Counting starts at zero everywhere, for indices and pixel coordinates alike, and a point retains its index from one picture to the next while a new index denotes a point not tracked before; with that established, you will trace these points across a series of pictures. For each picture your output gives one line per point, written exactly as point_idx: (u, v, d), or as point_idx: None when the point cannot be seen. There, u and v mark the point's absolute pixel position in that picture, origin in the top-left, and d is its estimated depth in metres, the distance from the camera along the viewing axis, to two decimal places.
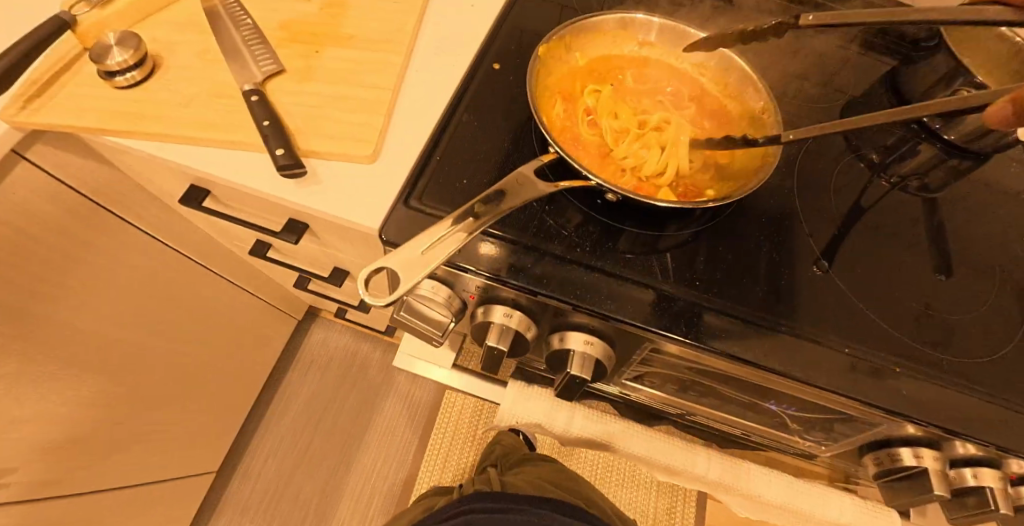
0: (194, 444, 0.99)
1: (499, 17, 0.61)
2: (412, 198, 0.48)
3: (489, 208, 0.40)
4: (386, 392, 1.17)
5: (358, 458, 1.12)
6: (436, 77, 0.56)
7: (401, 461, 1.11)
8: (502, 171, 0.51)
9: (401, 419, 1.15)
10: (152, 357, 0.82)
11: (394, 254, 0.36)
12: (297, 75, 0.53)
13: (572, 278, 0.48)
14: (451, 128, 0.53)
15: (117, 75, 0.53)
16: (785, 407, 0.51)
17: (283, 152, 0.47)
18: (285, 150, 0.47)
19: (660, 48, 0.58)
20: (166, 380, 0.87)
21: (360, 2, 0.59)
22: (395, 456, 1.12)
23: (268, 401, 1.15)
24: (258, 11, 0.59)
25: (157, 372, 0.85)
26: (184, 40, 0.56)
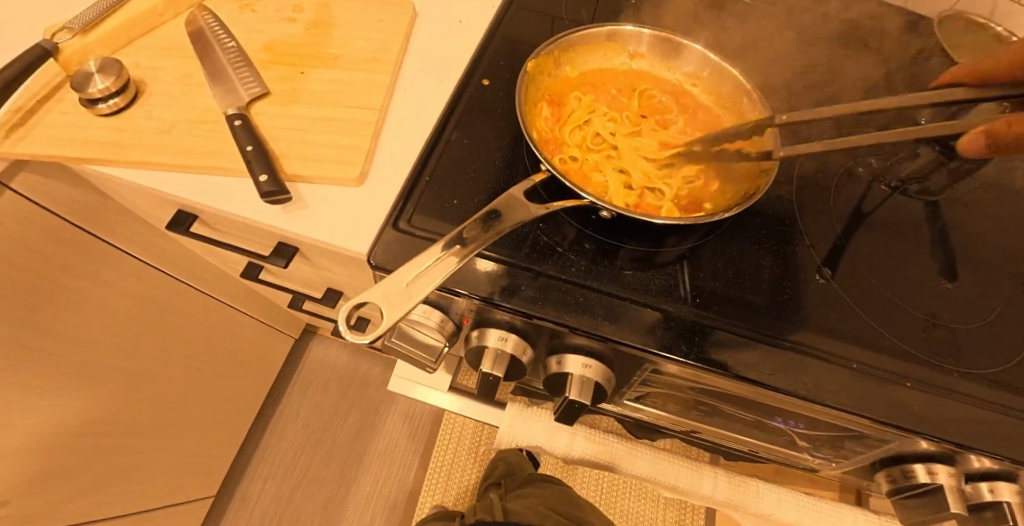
0: (191, 470, 0.97)
1: (486, 32, 0.60)
2: (400, 220, 0.47)
3: (482, 232, 0.39)
4: (386, 410, 1.15)
5: (358, 480, 1.09)
6: (424, 96, 0.55)
7: (402, 482, 1.09)
8: (493, 190, 0.50)
9: (401, 438, 1.13)
10: (145, 384, 0.81)
11: (383, 283, 0.35)
12: (283, 97, 0.52)
13: (567, 299, 0.46)
14: (440, 147, 0.52)
15: (99, 102, 0.52)
16: (793, 425, 0.49)
17: (266, 178, 0.46)
18: (269, 176, 0.46)
19: (651, 60, 0.57)
20: (160, 407, 0.85)
21: (345, 22, 0.59)
22: (396, 477, 1.10)
23: (266, 422, 1.13)
24: (242, 33, 0.58)
25: (151, 399, 0.83)
26: (168, 66, 0.56)
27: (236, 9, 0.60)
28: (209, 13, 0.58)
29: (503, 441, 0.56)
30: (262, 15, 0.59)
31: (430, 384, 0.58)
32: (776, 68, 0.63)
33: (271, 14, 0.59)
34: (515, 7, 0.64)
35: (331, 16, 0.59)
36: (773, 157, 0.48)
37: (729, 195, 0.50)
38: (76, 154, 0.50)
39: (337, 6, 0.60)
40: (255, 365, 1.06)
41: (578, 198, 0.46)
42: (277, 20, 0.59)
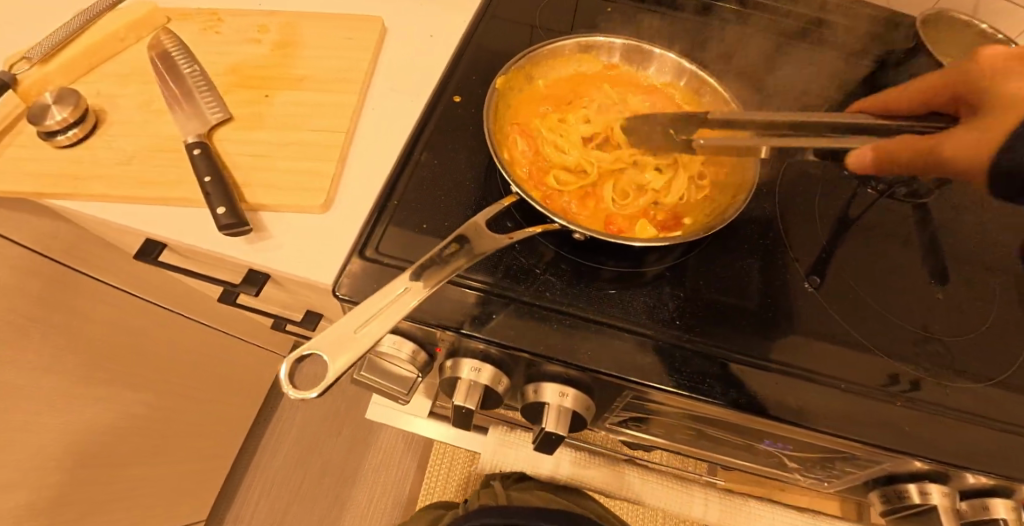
0: (180, 496, 0.95)
1: (458, 46, 0.59)
2: (367, 248, 0.45)
3: (442, 264, 0.37)
4: (379, 426, 1.14)
5: (351, 497, 1.07)
6: (395, 117, 0.53)
7: (397, 498, 1.07)
8: (463, 212, 0.48)
9: (395, 454, 1.11)
10: (127, 412, 0.79)
11: (335, 325, 0.33)
12: (246, 122, 0.51)
13: (541, 327, 0.45)
14: (409, 169, 0.50)
15: (58, 134, 0.50)
16: (780, 447, 0.47)
17: (224, 210, 0.43)
18: (227, 209, 0.44)
19: (625, 70, 0.55)
20: (145, 434, 0.83)
21: (311, 41, 0.57)
22: (391, 494, 1.08)
23: (258, 441, 1.12)
24: (206, 55, 0.56)
25: (135, 427, 0.81)
26: (130, 92, 0.54)
27: (200, 31, 0.58)
28: (172, 36, 0.57)
29: (487, 466, 0.55)
30: (227, 37, 0.58)
31: (412, 411, 0.57)
32: (757, 73, 0.61)
33: (236, 35, 0.58)
34: (488, 18, 0.62)
35: (298, 35, 0.57)
36: (751, 170, 0.46)
37: (709, 209, 0.48)
38: (34, 189, 0.48)
39: (304, 25, 0.58)
40: (243, 384, 1.04)
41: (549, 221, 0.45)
42: (242, 41, 0.57)
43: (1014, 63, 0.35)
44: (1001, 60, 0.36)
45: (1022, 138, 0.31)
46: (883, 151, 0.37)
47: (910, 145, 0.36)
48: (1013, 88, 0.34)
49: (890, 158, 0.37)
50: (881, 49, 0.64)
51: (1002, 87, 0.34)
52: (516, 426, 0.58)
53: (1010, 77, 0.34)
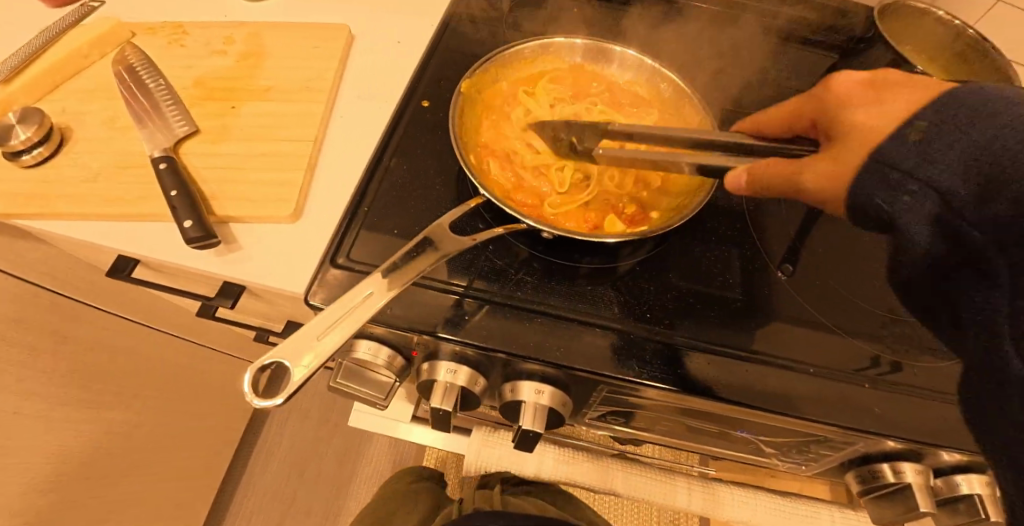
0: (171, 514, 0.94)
1: (425, 50, 0.59)
2: (339, 256, 0.45)
3: (405, 270, 0.37)
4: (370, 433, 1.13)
5: (345, 506, 1.07)
6: (363, 123, 0.54)
7: None
8: (433, 216, 0.48)
9: (388, 460, 1.11)
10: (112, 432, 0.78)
11: (297, 334, 0.33)
12: (213, 135, 0.51)
13: (515, 326, 0.45)
14: (378, 175, 0.50)
15: (23, 154, 0.50)
16: (756, 434, 0.48)
17: (192, 224, 0.43)
18: (194, 222, 0.43)
19: (590, 69, 0.55)
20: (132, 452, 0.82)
21: (277, 51, 0.57)
22: None
23: (250, 454, 1.12)
24: (171, 69, 0.56)
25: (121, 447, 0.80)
26: (94, 109, 0.54)
27: (165, 45, 0.58)
28: (137, 51, 0.57)
29: (471, 467, 0.56)
30: (192, 50, 0.58)
31: (395, 417, 0.57)
32: (721, 68, 0.62)
33: (200, 48, 0.58)
34: (455, 21, 0.62)
35: (263, 46, 0.57)
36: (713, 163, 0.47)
37: (676, 202, 0.49)
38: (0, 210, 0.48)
39: (269, 35, 0.58)
40: (231, 398, 1.04)
41: (519, 221, 0.45)
42: (207, 53, 0.57)
43: (860, 92, 0.34)
44: (850, 86, 0.34)
45: (882, 174, 0.29)
46: (755, 172, 0.36)
47: (776, 169, 0.34)
48: (861, 117, 0.32)
49: (761, 182, 0.35)
50: (841, 39, 0.66)
51: (847, 113, 0.33)
52: (499, 426, 0.59)
53: (851, 109, 0.33)
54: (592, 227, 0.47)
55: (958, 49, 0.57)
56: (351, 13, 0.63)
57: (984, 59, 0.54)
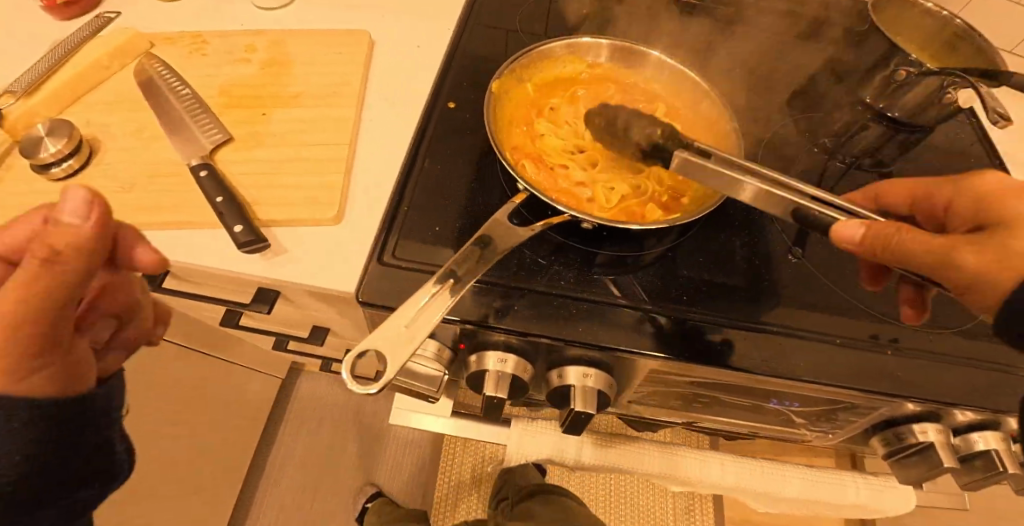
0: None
1: (446, 55, 0.61)
2: (384, 254, 0.46)
3: (476, 261, 0.39)
4: (383, 439, 1.14)
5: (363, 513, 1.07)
6: (392, 126, 0.55)
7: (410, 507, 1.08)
8: (472, 213, 0.50)
9: (403, 464, 1.12)
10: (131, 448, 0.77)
11: (381, 332, 0.33)
12: (247, 142, 0.51)
13: (559, 313, 0.47)
14: (414, 175, 0.51)
15: (53, 166, 0.50)
16: (788, 405, 0.50)
17: (243, 229, 0.44)
18: (244, 227, 0.45)
19: (610, 67, 0.58)
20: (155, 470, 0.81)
21: (300, 58, 0.58)
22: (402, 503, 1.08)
23: (261, 470, 1.10)
24: (195, 78, 0.56)
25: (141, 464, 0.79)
26: (119, 120, 0.53)
27: (185, 54, 0.58)
28: (159, 61, 0.57)
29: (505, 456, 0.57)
30: (215, 59, 0.58)
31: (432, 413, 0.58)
32: (727, 63, 0.65)
33: (223, 56, 0.58)
34: (470, 26, 0.64)
35: (286, 53, 0.58)
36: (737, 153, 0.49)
37: (703, 191, 0.51)
38: None
39: (291, 43, 0.59)
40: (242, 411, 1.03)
41: (558, 213, 0.47)
42: (230, 62, 0.57)
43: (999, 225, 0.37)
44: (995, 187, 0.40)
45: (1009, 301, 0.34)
46: (874, 227, 0.38)
47: (924, 241, 0.37)
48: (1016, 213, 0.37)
49: (883, 241, 0.38)
50: (835, 33, 0.69)
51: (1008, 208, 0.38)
52: (536, 417, 0.60)
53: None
54: (634, 216, 0.49)
55: (946, 39, 0.61)
56: (368, 19, 0.64)
57: (973, 47, 0.59)
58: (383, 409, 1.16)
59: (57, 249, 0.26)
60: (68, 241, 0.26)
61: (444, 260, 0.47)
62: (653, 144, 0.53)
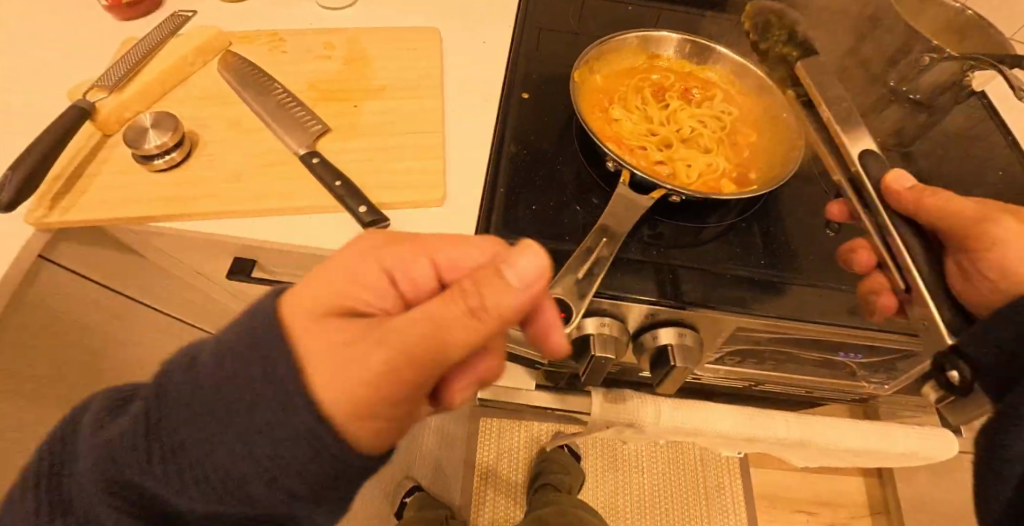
0: None
1: (512, 51, 0.65)
2: (490, 231, 0.50)
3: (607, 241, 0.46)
4: None
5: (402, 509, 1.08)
6: (474, 116, 0.58)
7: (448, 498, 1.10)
8: (561, 192, 0.54)
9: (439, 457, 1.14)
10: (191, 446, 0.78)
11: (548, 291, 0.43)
12: (343, 132, 0.54)
13: (653, 278, 0.50)
14: (505, 159, 0.55)
15: (156, 158, 0.51)
16: (854, 356, 0.56)
17: (368, 209, 0.48)
18: (368, 208, 0.48)
19: (669, 60, 0.63)
20: None
21: (379, 54, 0.61)
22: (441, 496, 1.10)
23: None
24: (280, 74, 0.59)
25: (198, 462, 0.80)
26: (212, 115, 0.56)
27: (266, 52, 0.61)
28: (242, 58, 0.59)
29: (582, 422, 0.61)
30: (296, 56, 0.61)
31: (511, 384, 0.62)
32: (766, 52, 0.70)
33: (304, 54, 0.61)
34: (527, 26, 0.69)
35: (364, 50, 0.61)
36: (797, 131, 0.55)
37: (768, 166, 0.56)
38: (148, 213, 0.50)
39: (366, 40, 0.63)
40: None
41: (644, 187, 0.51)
42: (311, 59, 0.60)
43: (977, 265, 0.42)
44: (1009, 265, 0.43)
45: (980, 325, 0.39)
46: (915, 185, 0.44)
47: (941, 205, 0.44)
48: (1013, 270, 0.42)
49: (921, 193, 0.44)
50: None
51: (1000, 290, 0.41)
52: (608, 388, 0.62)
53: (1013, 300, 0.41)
54: (710, 189, 0.53)
55: (958, 29, 0.68)
56: (432, 19, 0.68)
57: (980, 35, 0.66)
58: None
59: (487, 306, 0.29)
60: (508, 301, 0.29)
61: (547, 234, 0.51)
62: (716, 125, 0.58)
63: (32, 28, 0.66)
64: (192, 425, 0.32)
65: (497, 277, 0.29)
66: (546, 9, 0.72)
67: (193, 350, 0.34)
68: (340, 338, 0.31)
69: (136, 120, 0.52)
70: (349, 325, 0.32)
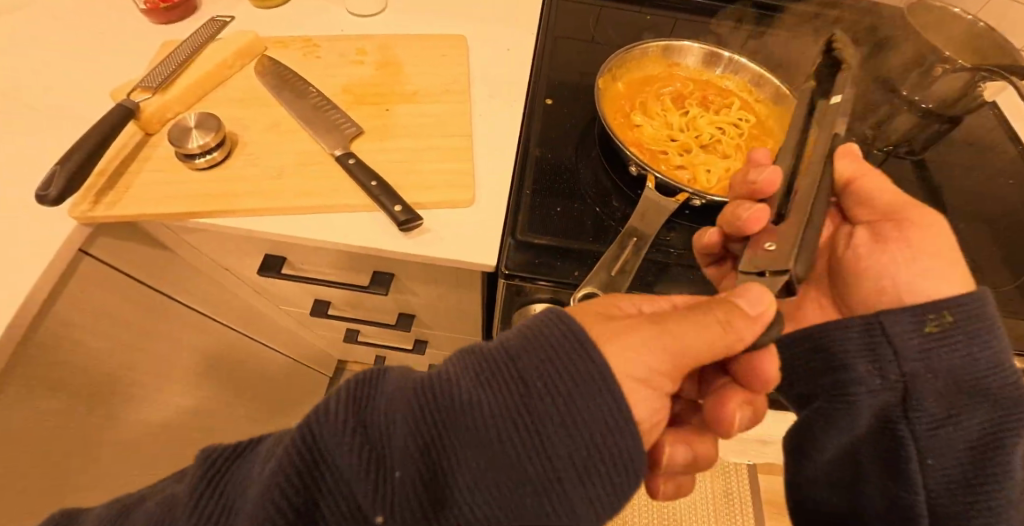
0: None
1: (536, 59, 0.68)
2: (517, 231, 0.52)
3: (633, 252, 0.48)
4: None
5: None
6: (501, 119, 0.61)
7: None
8: (584, 194, 0.56)
9: None
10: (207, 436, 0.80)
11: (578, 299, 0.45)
12: (377, 134, 0.57)
13: (675, 278, 0.51)
14: (529, 162, 0.58)
15: (197, 157, 0.53)
16: None
17: (402, 208, 0.50)
18: (402, 207, 0.50)
19: (687, 67, 0.65)
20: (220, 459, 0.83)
21: (410, 60, 0.64)
22: None
23: None
24: (317, 79, 0.62)
25: None
26: (252, 115, 0.58)
27: (302, 57, 0.65)
28: (281, 63, 0.63)
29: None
30: (329, 60, 0.64)
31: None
32: (780, 63, 0.73)
33: (338, 58, 0.64)
34: (549, 34, 0.72)
35: (395, 55, 0.65)
36: None
37: None
38: (191, 208, 0.52)
39: (397, 46, 0.66)
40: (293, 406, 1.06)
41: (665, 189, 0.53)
42: (345, 64, 0.64)
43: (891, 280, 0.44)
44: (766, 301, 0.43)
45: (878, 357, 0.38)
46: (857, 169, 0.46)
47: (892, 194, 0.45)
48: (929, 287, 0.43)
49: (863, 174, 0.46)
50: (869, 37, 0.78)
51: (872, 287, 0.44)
52: None
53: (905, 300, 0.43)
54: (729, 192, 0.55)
55: (971, 40, 0.69)
56: (458, 27, 0.70)
57: (994, 45, 0.67)
58: None
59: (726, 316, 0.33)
60: (753, 332, 0.32)
61: (570, 235, 0.53)
62: (734, 131, 0.60)
63: (33, 31, 0.68)
64: (389, 418, 0.29)
65: (741, 313, 0.32)
66: (566, 18, 0.75)
67: (521, 325, 0.32)
68: (588, 326, 0.33)
69: (179, 120, 0.54)
70: (638, 327, 0.32)
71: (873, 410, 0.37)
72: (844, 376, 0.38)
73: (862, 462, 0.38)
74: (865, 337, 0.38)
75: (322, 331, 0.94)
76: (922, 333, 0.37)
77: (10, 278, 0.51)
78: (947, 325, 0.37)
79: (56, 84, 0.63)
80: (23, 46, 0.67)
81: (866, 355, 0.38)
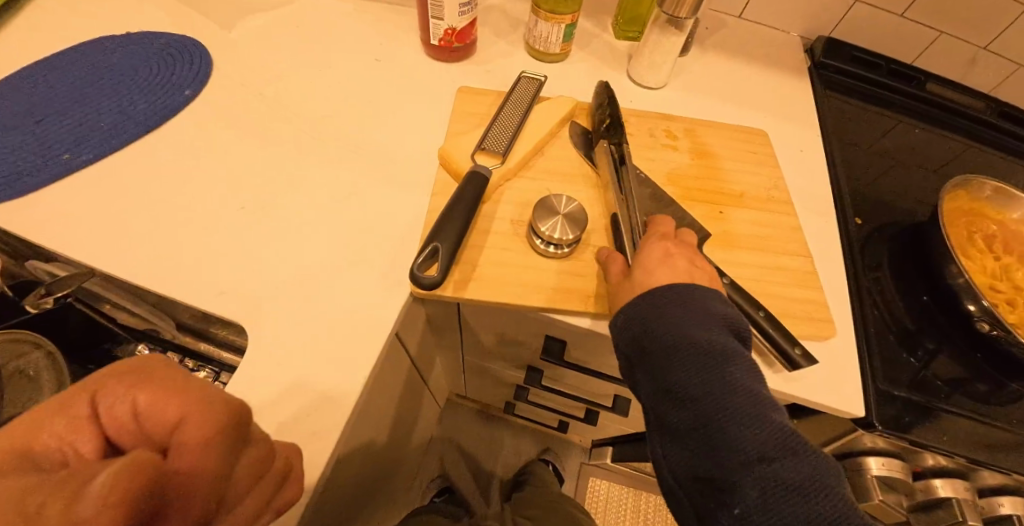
0: None
1: (831, 168, 0.66)
2: (877, 379, 0.52)
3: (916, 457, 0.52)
4: (496, 451, 1.24)
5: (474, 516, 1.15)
6: (821, 241, 0.60)
7: None
8: (904, 336, 0.58)
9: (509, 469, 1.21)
10: (370, 482, 0.76)
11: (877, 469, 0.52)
12: (719, 242, 0.55)
13: (1001, 439, 0.53)
14: (864, 294, 0.57)
15: (550, 245, 0.50)
16: None
17: (802, 353, 0.48)
18: (801, 350, 0.49)
19: (990, 203, 0.64)
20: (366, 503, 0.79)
21: (724, 153, 0.61)
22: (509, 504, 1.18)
23: (399, 502, 1.07)
24: (637, 161, 0.59)
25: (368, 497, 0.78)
26: (586, 197, 0.55)
27: None
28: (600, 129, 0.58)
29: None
30: (641, 140, 0.61)
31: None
32: None
33: (650, 139, 0.61)
34: (833, 143, 0.69)
35: (707, 144, 0.62)
36: None
37: None
38: (555, 304, 0.49)
39: (706, 133, 0.63)
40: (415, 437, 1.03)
41: (1011, 349, 0.54)
42: (659, 146, 0.60)
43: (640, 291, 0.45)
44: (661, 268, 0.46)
45: (705, 318, 0.41)
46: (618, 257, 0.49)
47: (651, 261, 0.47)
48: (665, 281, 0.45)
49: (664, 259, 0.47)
50: None
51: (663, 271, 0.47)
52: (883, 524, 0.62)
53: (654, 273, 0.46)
54: None
55: None
56: (748, 119, 0.68)
57: None
58: (496, 429, 1.26)
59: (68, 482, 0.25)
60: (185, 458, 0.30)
61: (907, 379, 0.55)
62: None
63: (328, 57, 0.66)
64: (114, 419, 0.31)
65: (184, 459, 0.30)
66: (843, 126, 0.72)
67: None
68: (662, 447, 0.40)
69: (549, 200, 0.51)
70: None
71: (693, 354, 0.40)
72: (722, 373, 0.39)
73: (677, 411, 0.39)
74: (652, 301, 0.43)
75: (487, 377, 0.91)
76: (714, 317, 0.42)
77: (354, 356, 0.47)
78: (693, 309, 0.42)
79: (356, 124, 0.61)
80: (309, 76, 0.64)
81: (705, 315, 0.42)
